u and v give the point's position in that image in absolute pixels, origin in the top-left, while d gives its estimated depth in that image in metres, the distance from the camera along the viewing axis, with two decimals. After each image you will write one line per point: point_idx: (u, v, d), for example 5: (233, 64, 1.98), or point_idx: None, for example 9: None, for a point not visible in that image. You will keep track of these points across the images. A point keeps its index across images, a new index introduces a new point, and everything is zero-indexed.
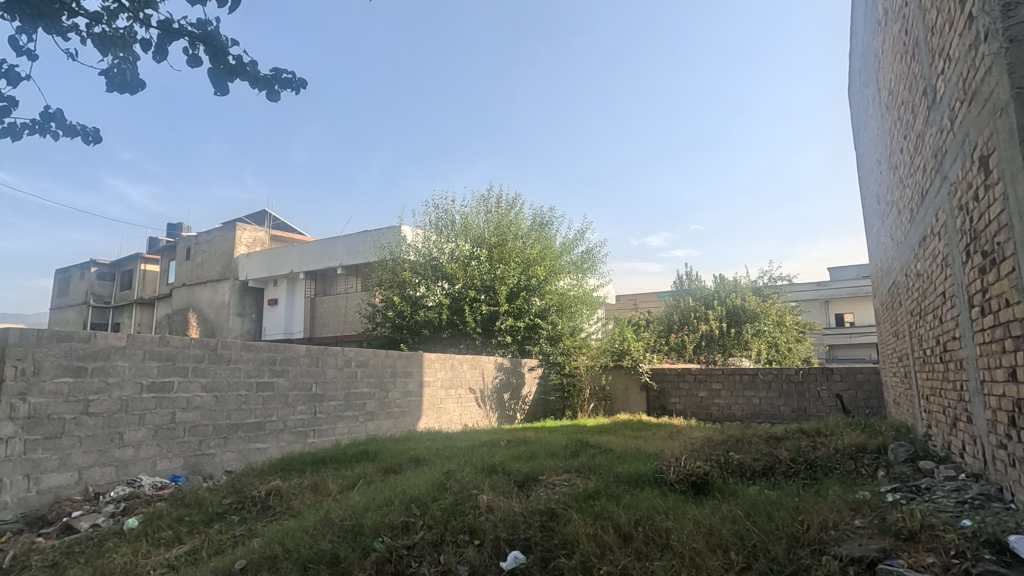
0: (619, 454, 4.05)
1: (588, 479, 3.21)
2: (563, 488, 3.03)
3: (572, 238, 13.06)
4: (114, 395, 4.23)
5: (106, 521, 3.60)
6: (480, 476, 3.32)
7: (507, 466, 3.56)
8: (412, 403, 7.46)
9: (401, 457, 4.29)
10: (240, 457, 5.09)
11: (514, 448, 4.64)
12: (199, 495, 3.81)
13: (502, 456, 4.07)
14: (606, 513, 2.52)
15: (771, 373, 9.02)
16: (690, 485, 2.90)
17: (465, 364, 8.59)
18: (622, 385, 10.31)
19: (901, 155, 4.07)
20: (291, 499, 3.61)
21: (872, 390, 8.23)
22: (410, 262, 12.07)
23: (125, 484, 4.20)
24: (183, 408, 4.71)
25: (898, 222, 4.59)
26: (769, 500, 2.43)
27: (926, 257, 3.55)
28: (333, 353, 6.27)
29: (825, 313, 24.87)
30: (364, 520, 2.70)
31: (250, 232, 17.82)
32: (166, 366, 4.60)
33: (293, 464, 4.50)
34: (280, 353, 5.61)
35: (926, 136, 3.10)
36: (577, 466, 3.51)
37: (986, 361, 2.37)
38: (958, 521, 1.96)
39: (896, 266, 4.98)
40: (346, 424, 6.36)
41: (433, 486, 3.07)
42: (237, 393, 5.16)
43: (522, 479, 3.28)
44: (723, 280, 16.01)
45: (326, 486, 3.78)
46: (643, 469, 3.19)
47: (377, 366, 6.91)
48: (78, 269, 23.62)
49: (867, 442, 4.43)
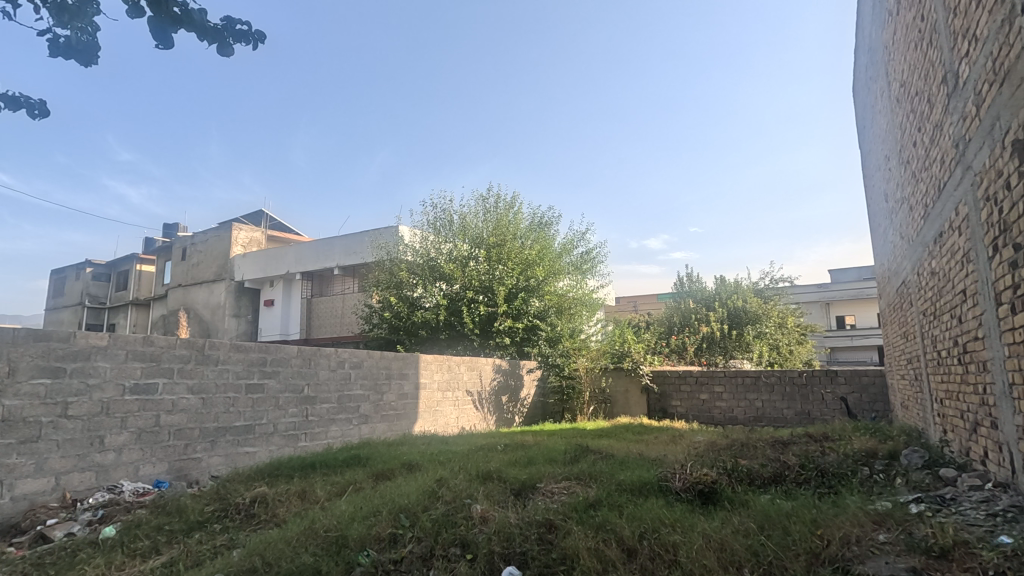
0: (620, 459, 3.89)
1: (588, 487, 3.04)
2: (563, 497, 2.87)
3: (572, 238, 12.92)
4: (94, 398, 4.06)
5: (81, 529, 3.41)
6: (475, 484, 3.14)
7: (503, 473, 3.38)
8: (407, 406, 7.29)
9: (394, 462, 4.12)
10: (227, 462, 4.91)
11: (512, 452, 4.47)
12: (181, 503, 3.64)
13: (498, 462, 3.90)
14: (608, 525, 2.35)
15: (774, 376, 8.86)
16: (697, 494, 2.73)
17: (462, 366, 8.41)
18: (622, 387, 10.11)
19: (914, 149, 3.92)
20: (277, 508, 3.44)
21: (877, 393, 8.08)
22: (407, 262, 11.93)
23: (105, 490, 4.02)
24: (168, 411, 4.53)
25: (909, 220, 4.44)
26: (784, 511, 2.26)
27: (942, 254, 3.40)
28: (326, 354, 6.10)
29: (826, 316, 24.70)
30: (350, 531, 2.53)
31: (246, 232, 17.69)
32: (151, 367, 4.43)
33: (281, 469, 4.32)
34: (270, 354, 5.44)
35: (946, 125, 2.95)
36: (577, 472, 3.35)
37: (1017, 362, 2.21)
38: (995, 537, 1.79)
39: (908, 265, 4.81)
40: (339, 428, 6.19)
41: (424, 494, 2.90)
42: (226, 395, 4.99)
43: (519, 487, 3.11)
44: (724, 281, 15.86)
45: (314, 493, 3.61)
46: (647, 477, 3.03)
47: (371, 368, 6.74)
48: (73, 270, 23.46)
49: (878, 449, 4.26)
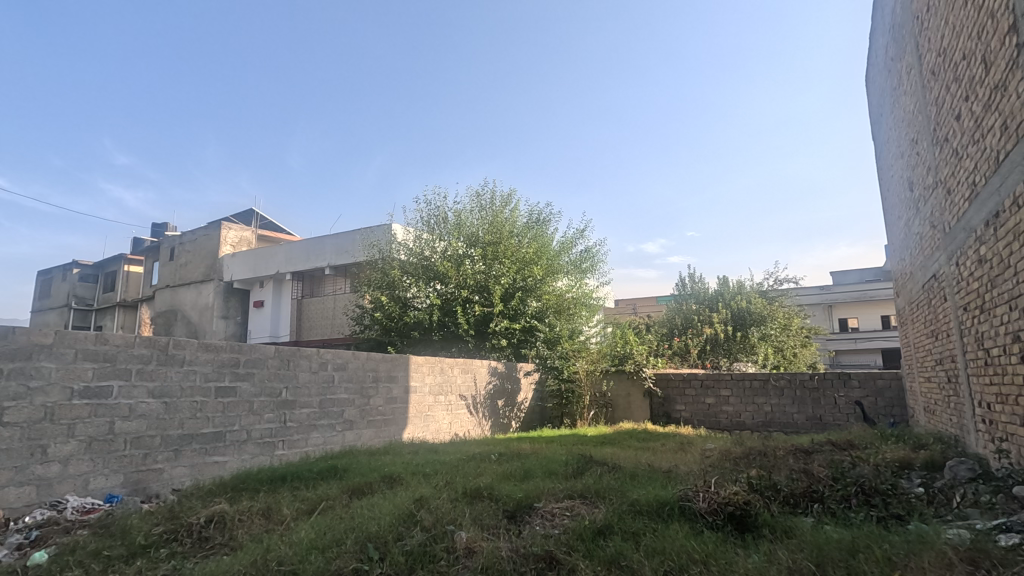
0: (630, 472, 3.46)
1: (595, 507, 2.60)
2: (566, 521, 2.42)
3: (571, 237, 12.46)
4: (36, 402, 3.60)
5: (7, 554, 2.95)
6: (461, 504, 2.69)
7: (495, 490, 2.93)
8: (396, 411, 6.83)
9: (373, 475, 3.67)
10: (193, 473, 4.45)
11: (507, 463, 4.04)
12: (128, 523, 3.18)
13: (490, 475, 3.45)
14: (623, 559, 1.91)
15: (784, 379, 8.42)
16: (727, 518, 2.28)
17: (455, 368, 7.97)
18: (624, 391, 9.65)
19: (958, 122, 3.51)
20: (234, 530, 2.98)
21: (894, 397, 7.66)
22: (400, 261, 11.50)
23: (46, 507, 3.55)
24: (125, 417, 4.07)
25: (946, 205, 4.04)
26: (844, 544, 1.82)
27: (998, 237, 2.99)
28: (306, 355, 5.64)
29: (830, 319, 24.28)
30: (304, 565, 2.07)
31: (236, 232, 17.26)
32: (104, 368, 3.97)
33: (247, 482, 3.87)
34: (244, 354, 4.99)
35: (1014, 82, 2.52)
36: (582, 488, 2.91)
37: None
38: None
39: (941, 256, 4.42)
40: (321, 434, 5.73)
41: (399, 518, 2.45)
42: (192, 399, 4.53)
43: (513, 509, 2.66)
44: (727, 282, 15.46)
45: (279, 511, 3.17)
46: (663, 496, 2.58)
47: (357, 370, 6.29)
48: (60, 270, 22.91)
49: (914, 459, 3.84)
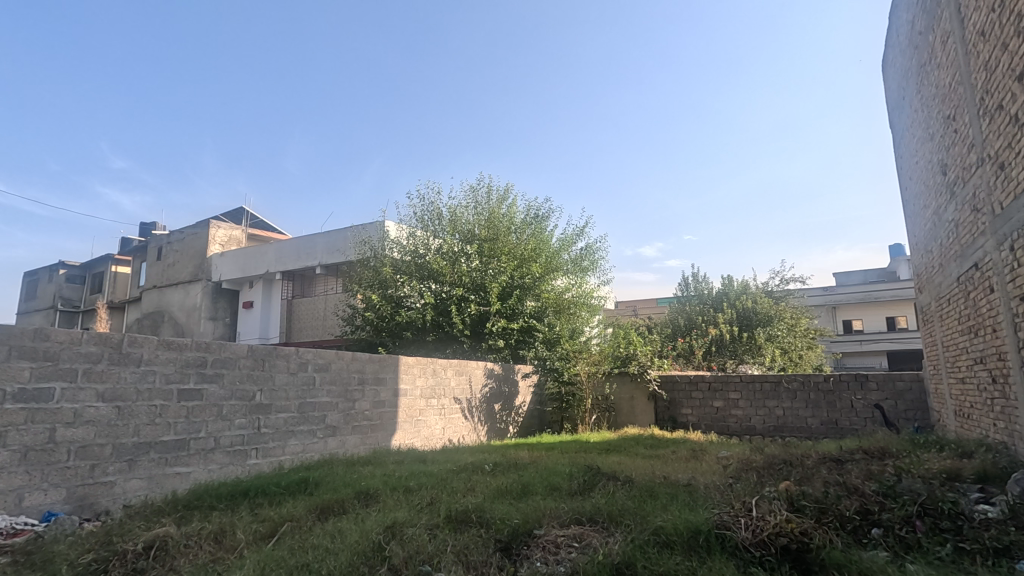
0: (646, 488, 2.97)
1: (610, 536, 2.14)
2: (575, 556, 1.97)
3: (571, 234, 11.97)
4: None
5: None
6: (444, 533, 2.22)
7: (486, 513, 2.46)
8: (384, 416, 6.36)
9: (348, 490, 3.20)
10: (149, 486, 3.95)
11: (503, 475, 3.57)
12: (53, 550, 2.68)
13: (482, 491, 2.98)
14: None
15: (797, 381, 7.94)
16: (779, 554, 1.84)
17: (449, 370, 7.50)
18: (628, 394, 9.23)
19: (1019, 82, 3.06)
20: (176, 559, 2.51)
21: (915, 400, 7.19)
22: (393, 259, 11.02)
23: None
24: (69, 423, 3.58)
25: (996, 183, 3.59)
26: None
27: None
28: (284, 355, 5.16)
29: (833, 320, 23.86)
30: None
31: (225, 231, 16.79)
32: (44, 368, 3.49)
33: (203, 498, 3.39)
34: (212, 354, 4.50)
35: None
36: (592, 508, 2.44)
37: None
38: None
39: (985, 241, 3.97)
40: (299, 441, 5.24)
41: (363, 557, 1.98)
42: (151, 404, 4.04)
43: (508, 539, 2.20)
44: (732, 283, 15.05)
45: (232, 536, 2.70)
46: (694, 521, 2.14)
47: (341, 371, 5.81)
48: (47, 272, 22.44)
49: (963, 469, 3.38)
